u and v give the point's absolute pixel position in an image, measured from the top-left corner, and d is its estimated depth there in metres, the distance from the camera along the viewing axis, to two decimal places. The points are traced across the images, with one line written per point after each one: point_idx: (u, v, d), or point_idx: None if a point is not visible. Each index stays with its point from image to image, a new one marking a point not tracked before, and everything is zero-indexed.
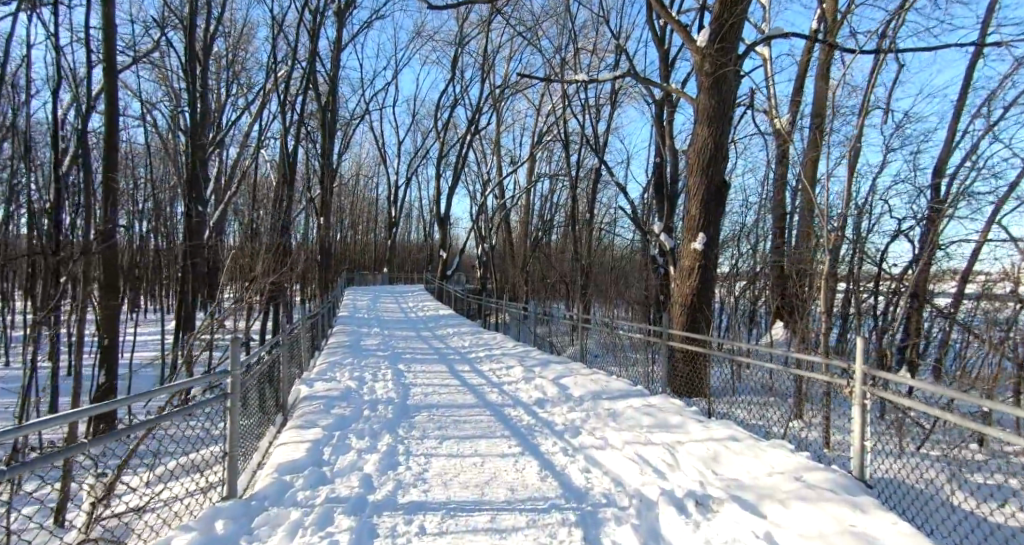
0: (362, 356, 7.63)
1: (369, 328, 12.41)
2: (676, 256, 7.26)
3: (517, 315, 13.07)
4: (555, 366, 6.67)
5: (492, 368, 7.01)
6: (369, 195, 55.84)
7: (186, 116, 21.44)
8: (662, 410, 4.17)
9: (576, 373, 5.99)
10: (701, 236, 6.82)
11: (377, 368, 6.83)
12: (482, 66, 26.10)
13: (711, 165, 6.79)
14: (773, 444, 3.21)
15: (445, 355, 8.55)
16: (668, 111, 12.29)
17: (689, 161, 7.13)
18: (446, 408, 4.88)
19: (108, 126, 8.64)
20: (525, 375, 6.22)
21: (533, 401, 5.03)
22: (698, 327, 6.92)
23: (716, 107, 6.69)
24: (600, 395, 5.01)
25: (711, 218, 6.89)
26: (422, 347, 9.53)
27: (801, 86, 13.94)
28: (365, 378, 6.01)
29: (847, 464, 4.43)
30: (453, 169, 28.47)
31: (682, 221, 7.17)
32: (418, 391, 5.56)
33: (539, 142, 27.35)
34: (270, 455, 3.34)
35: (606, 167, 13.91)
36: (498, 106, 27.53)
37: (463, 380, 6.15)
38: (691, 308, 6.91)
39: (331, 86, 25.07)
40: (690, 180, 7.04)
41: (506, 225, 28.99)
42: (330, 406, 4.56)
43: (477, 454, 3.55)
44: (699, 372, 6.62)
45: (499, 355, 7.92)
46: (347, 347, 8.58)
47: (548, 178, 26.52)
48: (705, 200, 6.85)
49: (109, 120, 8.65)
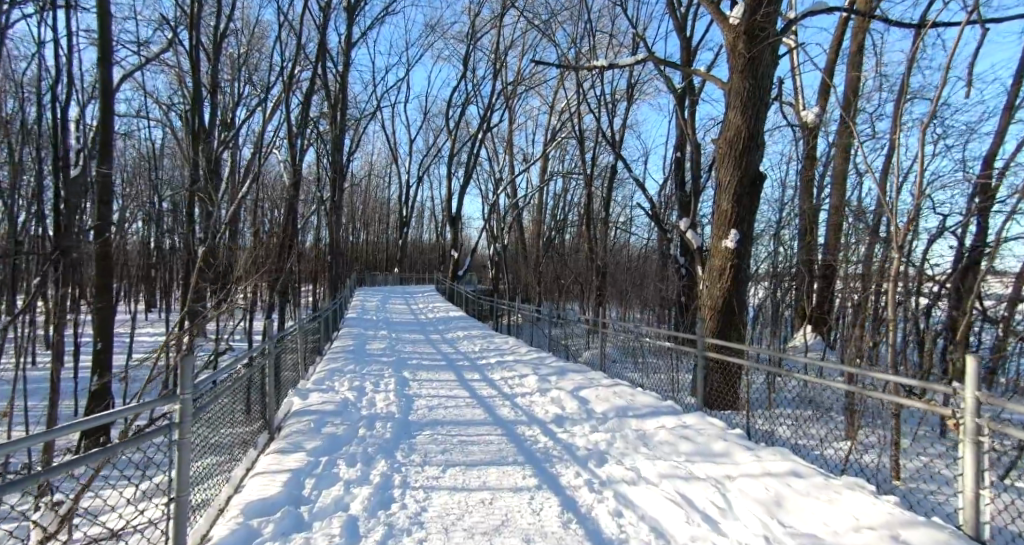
0: (366, 363, 7.17)
1: (377, 331, 11.97)
2: (704, 256, 6.64)
3: (531, 317, 12.54)
4: (573, 375, 6.12)
5: (505, 376, 6.47)
6: (382, 196, 55.73)
7: (196, 115, 21.26)
8: (702, 433, 3.60)
9: (597, 385, 5.42)
10: (734, 233, 6.22)
11: (380, 376, 6.32)
12: (494, 62, 25.60)
13: (745, 155, 6.17)
14: (849, 484, 2.61)
15: (454, 361, 8.03)
16: (690, 102, 11.65)
17: (719, 151, 6.51)
18: (452, 426, 4.35)
19: (101, 122, 8.29)
20: (541, 386, 5.67)
21: (550, 418, 4.48)
22: (731, 332, 6.34)
23: (750, 90, 6.06)
24: (626, 411, 4.44)
25: (745, 213, 6.26)
26: (431, 351, 9.03)
27: (831, 75, 13.18)
28: (366, 389, 5.50)
29: (918, 496, 3.82)
30: (465, 168, 28.03)
31: (711, 217, 6.56)
32: (423, 405, 5.03)
33: (552, 139, 26.73)
34: (240, 490, 2.81)
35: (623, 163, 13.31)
36: (511, 104, 27.03)
37: (472, 392, 5.61)
38: (723, 312, 6.32)
39: (342, 85, 24.78)
40: (721, 171, 6.42)
41: (519, 225, 28.44)
42: (322, 424, 4.05)
43: (486, 488, 3.00)
44: (732, 383, 6.00)
45: (511, 362, 7.41)
46: (351, 352, 8.15)
47: (562, 176, 25.94)
48: (739, 193, 6.24)
49: (102, 116, 8.30)
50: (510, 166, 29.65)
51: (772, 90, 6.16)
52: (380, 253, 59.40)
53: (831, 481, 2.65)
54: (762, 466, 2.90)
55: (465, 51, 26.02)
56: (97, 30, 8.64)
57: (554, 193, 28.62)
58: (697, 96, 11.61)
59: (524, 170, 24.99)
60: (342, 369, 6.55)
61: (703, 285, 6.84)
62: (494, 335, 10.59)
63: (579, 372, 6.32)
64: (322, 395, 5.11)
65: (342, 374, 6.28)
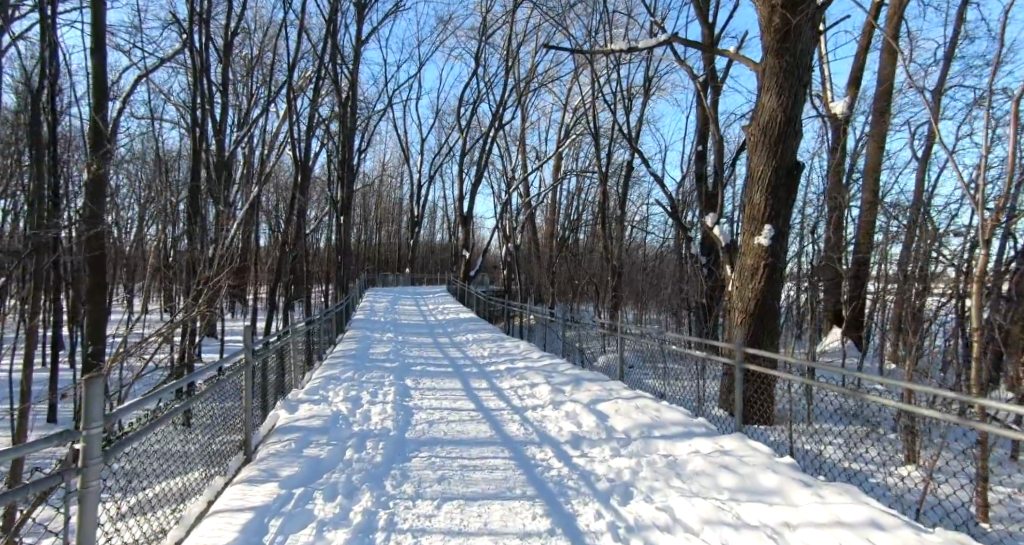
0: (367, 369, 6.70)
1: (383, 333, 11.51)
2: (734, 254, 6.05)
3: (543, 319, 11.99)
4: (589, 385, 5.56)
5: (514, 385, 5.95)
6: (394, 196, 55.57)
7: (206, 115, 21.13)
8: (746, 462, 3.02)
9: (616, 397, 4.88)
10: (768, 228, 5.61)
11: (380, 385, 5.85)
12: (506, 59, 25.12)
13: (781, 142, 5.56)
14: (949, 541, 2.04)
15: (460, 366, 7.54)
16: (712, 92, 11.01)
17: (750, 139, 5.91)
18: (453, 445, 3.84)
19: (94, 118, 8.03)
20: (554, 398, 5.13)
21: (564, 437, 3.94)
22: (765, 339, 5.76)
23: (787, 69, 5.44)
24: (652, 429, 3.89)
25: (780, 206, 5.66)
26: (436, 356, 8.55)
27: (862, 62, 12.43)
28: (362, 400, 5.02)
29: (1002, 539, 3.20)
30: (477, 167, 27.58)
31: (741, 212, 5.97)
32: (422, 419, 4.53)
33: (565, 137, 26.12)
34: (188, 534, 2.33)
35: (641, 157, 12.70)
36: (523, 100, 26.51)
37: (478, 404, 5.09)
38: (756, 317, 5.73)
39: (352, 83, 24.49)
40: (752, 161, 5.83)
41: (531, 225, 27.89)
42: (305, 444, 3.57)
43: (490, 532, 2.47)
44: (766, 395, 5.41)
45: (523, 368, 6.87)
46: (353, 356, 7.71)
47: (576, 174, 25.33)
48: (775, 184, 5.63)
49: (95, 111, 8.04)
50: (523, 164, 29.14)
51: (812, 69, 5.53)
52: (393, 253, 59.34)
53: (924, 536, 2.07)
54: (831, 512, 2.33)
55: (476, 47, 25.52)
56: (91, 24, 8.41)
57: (568, 192, 28.04)
58: (719, 85, 10.99)
59: (536, 169, 24.42)
60: (345, 376, 6.14)
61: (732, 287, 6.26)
62: (505, 339, 10.06)
63: (595, 381, 5.76)
64: (314, 407, 4.66)
65: (341, 381, 5.83)
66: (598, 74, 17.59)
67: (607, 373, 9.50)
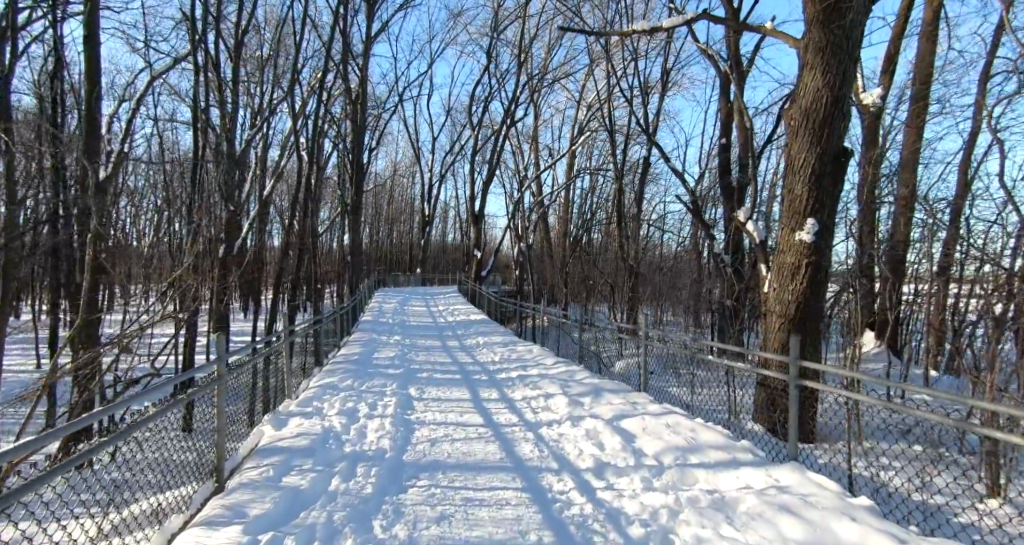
0: (369, 377, 6.24)
1: (390, 335, 11.06)
2: (771, 251, 5.47)
3: (557, 322, 11.42)
4: (610, 397, 5.03)
5: (527, 396, 5.42)
6: (406, 196, 55.30)
7: (216, 114, 20.95)
8: (813, 506, 2.45)
9: (641, 413, 4.32)
10: (812, 223, 5.01)
11: (381, 395, 5.37)
12: (519, 55, 24.58)
13: (828, 126, 4.95)
14: None
15: (469, 373, 7.04)
16: (737, 81, 10.37)
17: (790, 124, 5.31)
18: (457, 472, 3.32)
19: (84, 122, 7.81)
20: (572, 413, 4.59)
21: (586, 464, 3.40)
22: (808, 346, 5.18)
23: (835, 44, 4.85)
24: (689, 455, 3.34)
25: (825, 198, 5.06)
26: (444, 361, 8.05)
27: (897, 49, 11.70)
28: (359, 413, 4.55)
29: None
30: (488, 165, 27.11)
31: (780, 205, 5.39)
32: (424, 437, 4.04)
33: (580, 135, 25.49)
34: None
35: (660, 151, 12.08)
36: (536, 97, 25.96)
37: (487, 419, 4.57)
38: (798, 322, 5.15)
39: (362, 82, 24.16)
40: (793, 148, 5.24)
41: (544, 224, 27.32)
42: (285, 470, 3.06)
43: None
44: (808, 411, 4.84)
45: (536, 376, 6.35)
46: (356, 361, 7.24)
47: (590, 172, 24.72)
48: (819, 174, 5.03)
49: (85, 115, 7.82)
50: (536, 162, 28.61)
51: (863, 44, 4.92)
52: (404, 253, 59.14)
53: None
54: None
55: (488, 43, 25.04)
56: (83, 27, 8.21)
57: (581, 190, 27.44)
58: (744, 74, 10.35)
59: (549, 167, 23.84)
60: (345, 384, 5.70)
61: (768, 288, 5.67)
62: (517, 342, 9.55)
63: (616, 393, 5.23)
64: (306, 421, 4.20)
65: (340, 390, 5.38)
66: (613, 68, 16.99)
67: (627, 380, 8.92)
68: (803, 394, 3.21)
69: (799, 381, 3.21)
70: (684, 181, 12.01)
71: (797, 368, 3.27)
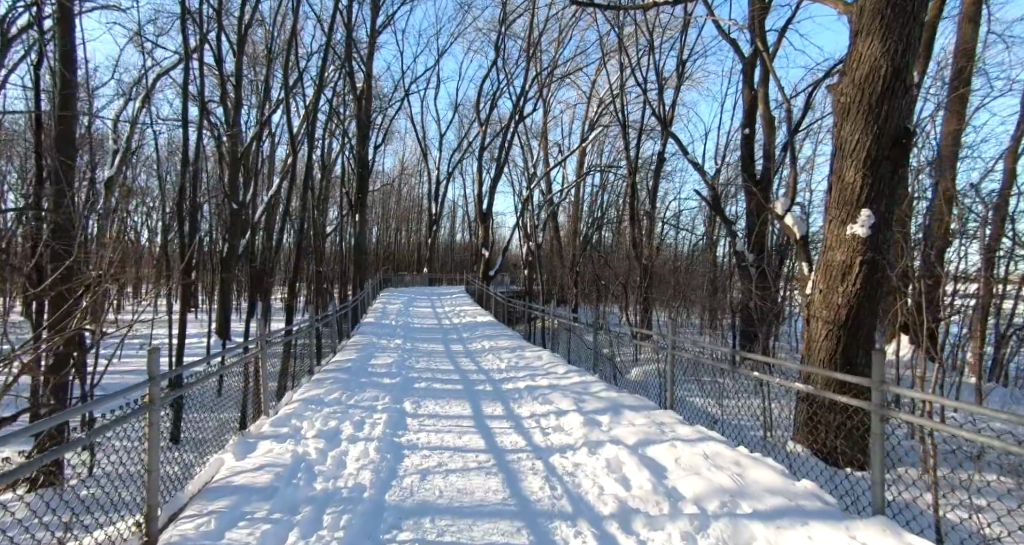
0: (362, 388, 5.64)
1: (391, 339, 10.46)
2: (816, 248, 4.74)
3: (568, 324, 10.75)
4: (630, 416, 4.38)
5: (536, 414, 4.76)
6: (413, 195, 54.79)
7: (219, 112, 20.55)
8: None
9: (670, 441, 3.63)
10: (867, 215, 4.30)
11: (370, 411, 4.74)
12: (527, 48, 23.89)
13: (888, 100, 4.21)
14: None
15: (472, 383, 6.40)
16: (763, 66, 9.62)
17: (839, 100, 4.57)
18: (449, 520, 2.65)
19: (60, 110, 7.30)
20: (589, 437, 3.92)
21: (610, 511, 2.73)
22: (859, 357, 4.48)
23: (896, 4, 4.11)
24: (738, 500, 2.66)
25: (882, 186, 4.34)
26: (446, 368, 7.40)
27: (933, 33, 10.89)
28: (341, 437, 3.90)
29: None
30: (496, 162, 26.46)
31: (827, 195, 4.67)
32: (413, 467, 3.39)
33: (591, 130, 24.76)
34: None
35: (677, 143, 11.36)
36: (545, 91, 25.24)
37: (490, 444, 3.91)
38: (849, 331, 4.45)
39: (367, 77, 23.65)
40: (842, 128, 4.51)
41: (554, 222, 26.63)
42: (233, 523, 2.41)
43: None
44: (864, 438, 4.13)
45: (546, 388, 5.71)
46: (349, 369, 6.65)
47: (600, 168, 23.98)
48: (877, 156, 4.28)
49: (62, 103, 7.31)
50: (545, 159, 27.91)
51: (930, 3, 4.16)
52: (413, 253, 58.72)
53: None
54: None
55: (496, 37, 24.37)
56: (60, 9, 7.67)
57: (592, 188, 26.73)
58: (770, 57, 9.60)
59: (559, 164, 23.12)
60: (335, 396, 5.15)
61: (810, 290, 4.96)
62: (525, 347, 8.91)
63: (637, 409, 4.56)
64: (277, 446, 3.60)
65: (326, 404, 4.82)
66: (627, 59, 16.24)
67: (644, 390, 8.23)
68: (890, 430, 2.39)
69: (885, 413, 2.38)
70: (704, 175, 11.28)
71: (881, 395, 2.44)
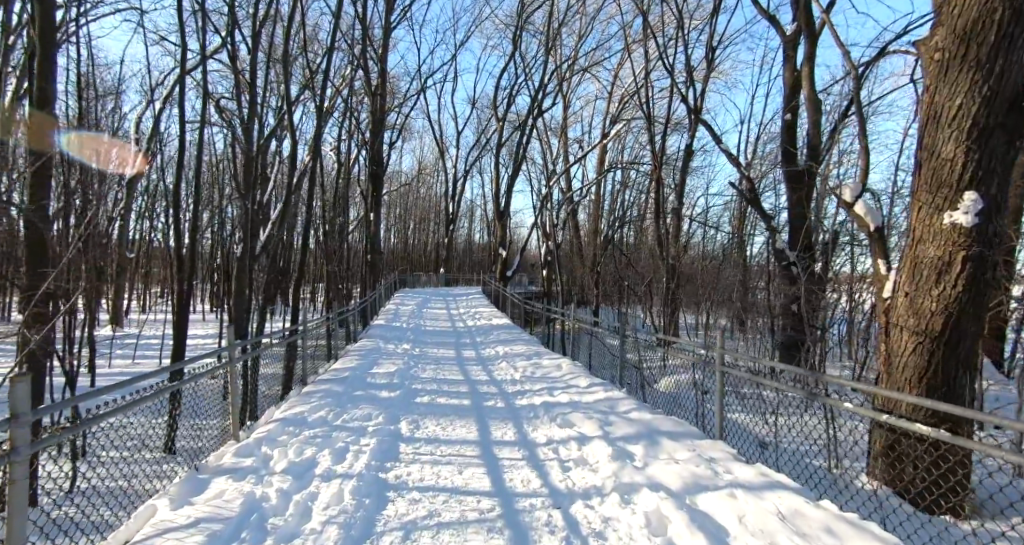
0: (354, 404, 4.94)
1: (399, 343, 9.81)
2: (904, 242, 3.82)
3: (589, 327, 9.94)
4: (670, 447, 3.55)
5: (554, 441, 3.96)
6: (430, 195, 54.44)
7: (232, 113, 20.25)
8: None
9: (728, 487, 2.80)
10: (972, 199, 3.38)
11: (359, 435, 4.03)
12: (547, 41, 23.03)
13: (1004, 52, 3.28)
14: None
15: (481, 397, 5.63)
16: (809, 42, 8.61)
17: (935, 55, 3.64)
18: None
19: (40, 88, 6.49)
20: (620, 479, 3.12)
21: None
22: (958, 378, 3.57)
23: None
24: None
25: (994, 161, 3.41)
26: (456, 378, 6.67)
27: None
28: (314, 474, 3.19)
29: None
30: (514, 159, 25.70)
31: (916, 176, 3.76)
32: (394, 521, 2.63)
33: (613, 125, 23.80)
34: None
35: (710, 131, 10.41)
36: (564, 86, 24.35)
37: (495, 485, 3.15)
38: (946, 344, 3.53)
39: (383, 73, 23.18)
40: (938, 91, 3.61)
41: (573, 222, 25.78)
42: None
43: None
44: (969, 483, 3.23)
45: (565, 406, 4.91)
46: (345, 379, 5.98)
47: (622, 165, 23.01)
48: (988, 124, 3.36)
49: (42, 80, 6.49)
50: (564, 156, 27.04)
51: None
52: (432, 252, 58.42)
53: None
54: None
55: (514, 30, 23.51)
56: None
57: (614, 185, 25.77)
58: (818, 33, 8.60)
59: (579, 160, 22.21)
60: (323, 414, 4.48)
61: (889, 292, 4.05)
62: (542, 354, 8.12)
63: (676, 436, 3.73)
64: (231, 486, 2.91)
65: (309, 424, 4.15)
66: (653, 47, 15.23)
67: (678, 403, 7.37)
68: None
69: None
70: (739, 167, 10.29)
71: None
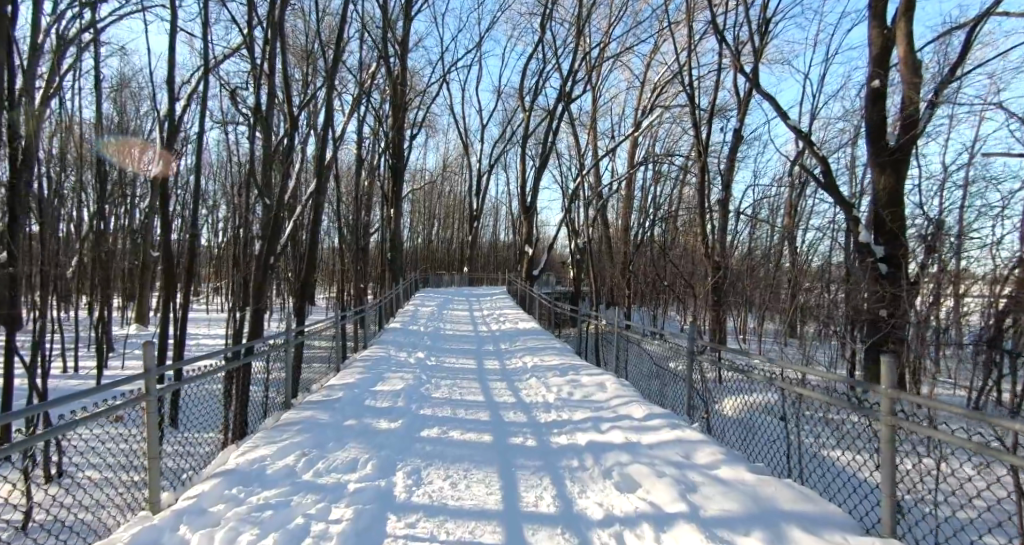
0: (340, 443, 3.71)
1: (413, 351, 8.60)
2: None
3: (622, 328, 8.52)
4: None
5: (615, 523, 2.60)
6: (454, 194, 53.51)
7: (249, 109, 19.45)
8: None
9: None
10: None
11: (329, 502, 2.79)
12: (576, 27, 21.54)
13: None
14: None
15: (507, 429, 4.37)
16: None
17: None
18: None
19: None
20: None
21: None
22: None
23: None
24: None
25: None
26: (475, 399, 5.42)
27: None
28: None
29: None
30: (542, 152, 24.40)
31: None
32: None
33: (648, 115, 22.21)
34: None
35: (774, 103, 8.90)
36: (594, 75, 22.85)
37: None
38: None
39: (404, 66, 22.25)
40: None
41: (604, 218, 24.28)
42: None
43: None
44: None
45: (620, 452, 3.58)
46: (337, 403, 4.81)
47: (657, 156, 21.40)
48: None
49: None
50: (595, 150, 25.60)
51: None
52: (456, 250, 57.32)
53: None
54: None
55: (541, 16, 22.05)
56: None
57: (647, 180, 24.27)
58: None
59: (609, 152, 20.74)
60: (291, 460, 3.28)
61: None
62: (579, 368, 6.80)
63: (811, 523, 2.38)
64: None
65: (266, 480, 2.94)
66: (699, 22, 13.62)
67: (754, 431, 6.00)
68: None
69: None
70: (810, 144, 8.70)
71: None
